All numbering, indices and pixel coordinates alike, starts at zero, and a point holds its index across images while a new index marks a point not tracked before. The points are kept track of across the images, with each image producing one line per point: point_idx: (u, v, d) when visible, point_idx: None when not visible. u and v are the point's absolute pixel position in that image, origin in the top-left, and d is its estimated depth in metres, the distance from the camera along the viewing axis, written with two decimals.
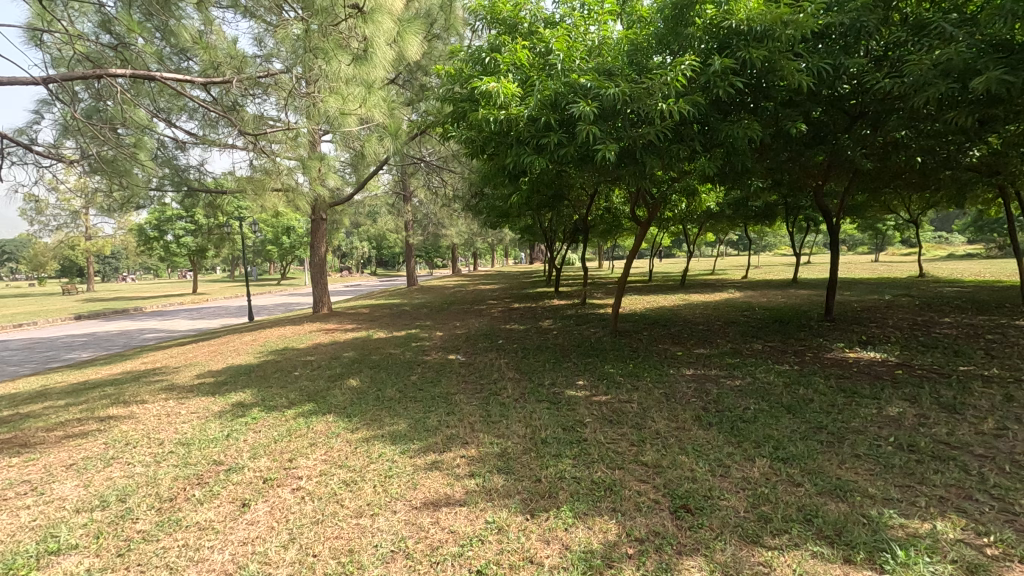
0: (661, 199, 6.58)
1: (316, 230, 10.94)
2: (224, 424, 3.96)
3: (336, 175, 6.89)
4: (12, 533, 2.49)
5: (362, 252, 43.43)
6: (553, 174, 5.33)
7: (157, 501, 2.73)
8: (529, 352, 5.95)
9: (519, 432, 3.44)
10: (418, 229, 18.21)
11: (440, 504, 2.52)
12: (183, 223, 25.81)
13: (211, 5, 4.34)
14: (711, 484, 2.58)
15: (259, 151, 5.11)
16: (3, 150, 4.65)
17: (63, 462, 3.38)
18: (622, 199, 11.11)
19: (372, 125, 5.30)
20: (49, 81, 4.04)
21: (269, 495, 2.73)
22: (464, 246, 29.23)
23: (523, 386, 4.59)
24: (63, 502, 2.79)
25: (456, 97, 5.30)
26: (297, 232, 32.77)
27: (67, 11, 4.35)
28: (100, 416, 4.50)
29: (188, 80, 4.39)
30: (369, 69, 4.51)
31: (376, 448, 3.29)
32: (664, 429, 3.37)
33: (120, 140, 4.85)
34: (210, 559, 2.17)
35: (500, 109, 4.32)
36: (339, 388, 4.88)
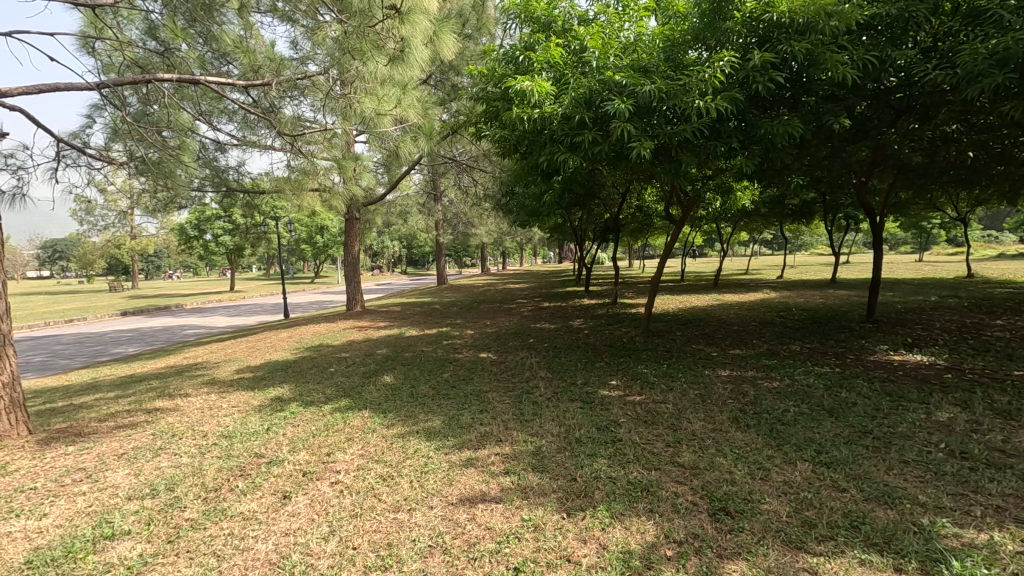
0: (695, 197, 6.46)
1: (350, 229, 11.15)
2: (264, 418, 4.07)
3: (370, 175, 6.98)
4: (69, 518, 2.61)
5: (392, 251, 43.95)
6: (586, 172, 5.30)
7: (203, 490, 2.82)
8: (560, 351, 5.93)
9: (553, 431, 3.43)
10: (448, 229, 18.39)
11: (475, 501, 2.54)
12: (221, 223, 26.57)
13: (251, 10, 4.45)
14: (752, 487, 2.52)
15: (296, 151, 5.23)
16: (59, 153, 4.89)
17: (115, 451, 3.53)
18: (654, 198, 10.97)
19: (406, 125, 5.35)
20: (101, 86, 4.22)
21: (309, 487, 2.80)
22: (494, 245, 29.35)
23: (556, 385, 4.57)
24: (116, 489, 2.91)
25: (489, 96, 5.31)
26: (330, 232, 33.49)
27: (116, 20, 4.54)
28: (148, 408, 4.68)
29: (230, 83, 4.54)
30: (404, 69, 4.57)
31: (411, 444, 3.34)
32: (700, 430, 3.32)
33: (165, 142, 5.03)
34: (255, 548, 2.23)
35: (535, 108, 4.32)
36: (374, 384, 4.96)
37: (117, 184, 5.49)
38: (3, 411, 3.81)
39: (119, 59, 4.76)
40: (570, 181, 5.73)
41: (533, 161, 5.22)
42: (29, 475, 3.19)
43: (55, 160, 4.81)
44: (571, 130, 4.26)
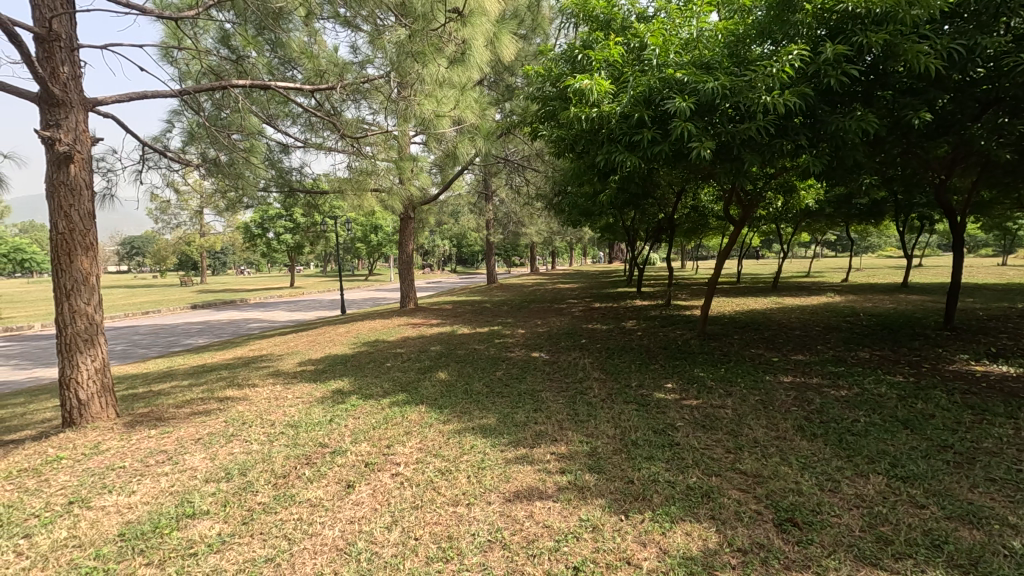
0: (755, 197, 6.23)
1: (405, 228, 11.41)
2: (327, 409, 4.23)
3: (426, 175, 7.12)
4: (155, 496, 2.81)
5: (442, 250, 44.71)
6: (644, 171, 5.23)
7: (274, 476, 2.97)
8: (613, 352, 5.87)
9: (609, 432, 3.41)
10: (499, 228, 18.53)
11: (532, 498, 2.55)
12: (283, 222, 27.78)
13: (316, 17, 4.62)
14: (820, 499, 2.42)
15: (357, 152, 5.41)
16: (142, 156, 5.26)
17: (193, 436, 3.77)
18: (711, 197, 10.68)
19: (463, 125, 5.43)
20: (182, 93, 4.51)
21: (371, 478, 2.90)
22: (544, 245, 29.35)
23: (610, 386, 4.53)
24: (194, 472, 3.11)
25: (546, 97, 5.32)
26: (384, 231, 34.40)
27: (193, 30, 4.84)
28: (219, 396, 4.96)
29: (297, 88, 4.75)
30: (463, 70, 4.64)
31: (468, 440, 3.38)
32: (763, 437, 3.21)
33: (235, 145, 5.30)
34: (323, 534, 2.33)
35: (593, 107, 4.32)
36: (429, 380, 5.07)
37: (193, 185, 5.85)
38: (95, 395, 4.13)
39: (196, 67, 5.07)
40: (627, 181, 5.67)
41: (589, 160, 5.20)
42: (118, 454, 3.45)
43: (140, 163, 5.18)
44: (629, 129, 4.21)
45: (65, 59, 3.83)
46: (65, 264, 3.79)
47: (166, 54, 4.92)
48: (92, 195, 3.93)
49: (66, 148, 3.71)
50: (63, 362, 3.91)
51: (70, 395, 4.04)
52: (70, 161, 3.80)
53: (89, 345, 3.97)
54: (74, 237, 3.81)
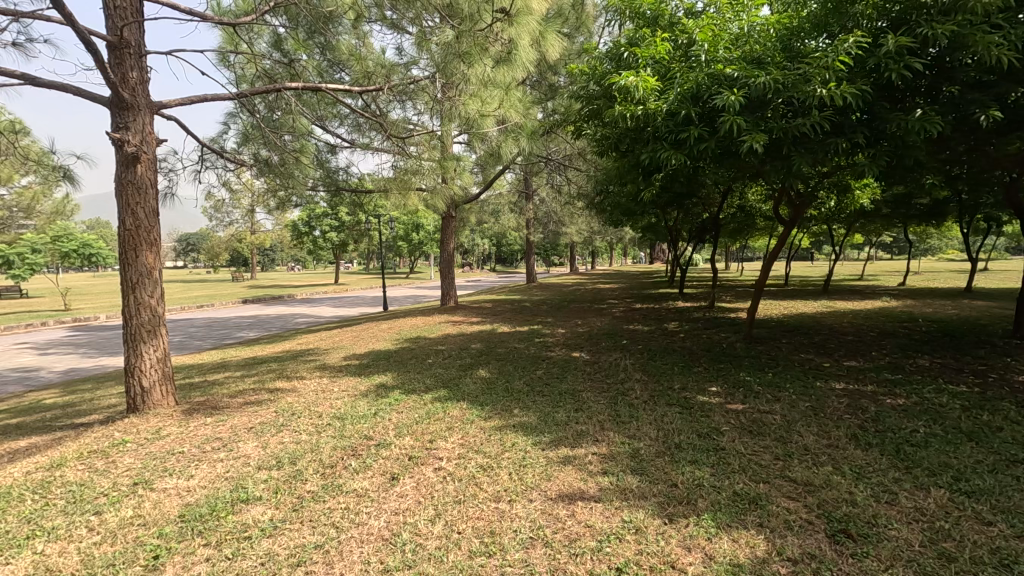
0: (807, 196, 6.01)
1: (447, 227, 11.55)
2: (371, 403, 4.34)
3: (469, 173, 7.19)
4: (212, 481, 2.95)
5: (482, 249, 45.07)
6: (690, 170, 5.12)
7: (322, 466, 3.07)
8: (655, 354, 5.77)
9: (651, 434, 3.36)
10: (539, 228, 18.53)
11: (574, 498, 2.55)
12: (329, 220, 28.55)
13: (364, 20, 4.74)
14: (876, 510, 2.32)
15: (402, 152, 5.51)
16: (201, 157, 5.53)
17: (245, 425, 3.93)
18: (759, 197, 10.35)
19: (507, 125, 5.46)
20: (238, 95, 4.71)
21: (415, 471, 2.95)
22: (584, 245, 29.14)
23: (652, 388, 4.46)
24: (248, 459, 3.24)
25: (591, 96, 5.28)
26: (425, 229, 34.92)
27: (249, 35, 5.03)
28: (270, 387, 5.16)
29: (346, 89, 4.88)
30: (509, 70, 4.66)
31: (509, 437, 3.41)
32: (814, 445, 3.10)
33: (286, 145, 5.50)
34: (369, 524, 2.39)
35: (638, 105, 4.27)
36: (470, 377, 5.13)
37: (245, 184, 6.08)
38: (157, 384, 4.35)
39: (251, 71, 5.27)
40: (672, 180, 5.58)
41: (633, 159, 5.13)
42: (178, 440, 3.63)
43: (198, 163, 5.44)
44: (676, 127, 4.14)
45: (134, 65, 4.06)
46: (131, 258, 4.01)
47: (223, 58, 5.14)
48: (156, 193, 4.14)
49: (134, 149, 3.92)
50: (129, 352, 4.14)
51: (134, 383, 4.28)
52: (137, 161, 4.01)
53: (152, 336, 4.18)
54: (139, 234, 4.04)
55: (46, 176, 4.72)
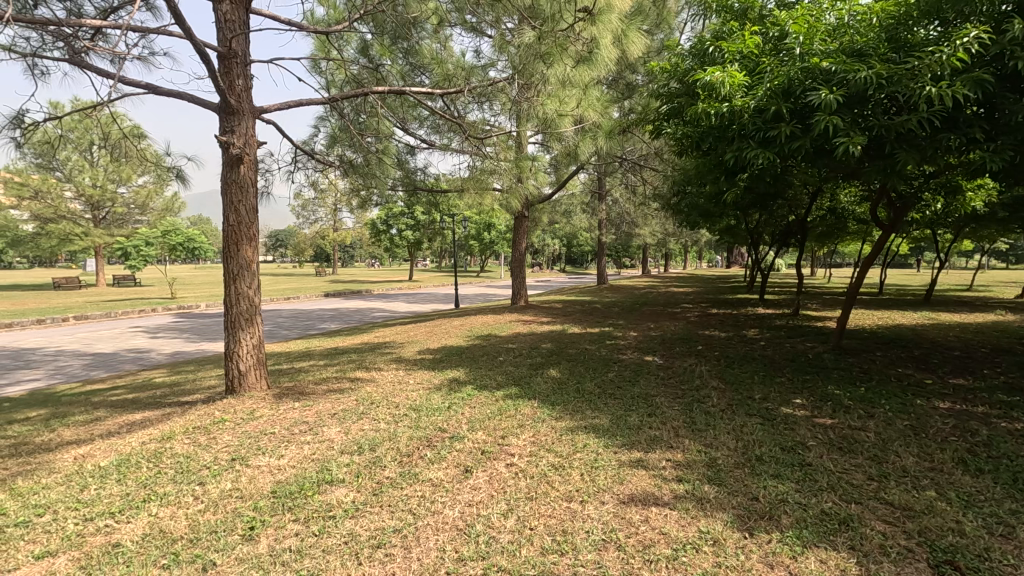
0: (909, 198, 5.53)
1: (519, 226, 11.64)
2: (445, 397, 4.46)
3: (543, 173, 7.22)
4: (300, 461, 3.15)
5: (553, 249, 45.06)
6: (777, 170, 4.87)
7: (399, 454, 3.20)
8: (733, 361, 5.54)
9: (729, 444, 3.23)
10: (612, 228, 18.27)
11: (647, 503, 2.50)
12: (406, 219, 29.58)
13: (446, 25, 4.87)
14: (989, 544, 2.11)
15: (479, 152, 5.62)
16: (294, 157, 5.91)
17: (329, 411, 4.16)
18: (853, 198, 9.64)
19: (584, 125, 5.44)
20: (329, 100, 4.99)
21: (487, 465, 3.01)
22: (658, 246, 28.43)
23: (730, 396, 4.29)
24: (331, 443, 3.42)
25: (671, 93, 5.15)
26: (497, 229, 35.38)
27: (339, 43, 5.32)
28: (351, 376, 5.43)
29: (428, 92, 5.04)
30: (590, 69, 4.63)
31: (581, 438, 3.39)
32: (914, 467, 2.87)
33: (370, 147, 5.76)
34: (444, 513, 2.46)
35: (724, 102, 4.13)
36: (541, 376, 5.16)
37: (332, 184, 6.44)
38: (252, 368, 4.69)
39: (340, 77, 5.56)
40: (756, 180, 5.33)
41: (716, 158, 4.96)
42: (269, 421, 3.90)
43: (292, 164, 5.83)
44: (764, 124, 3.95)
45: (240, 73, 4.40)
46: (233, 252, 4.35)
47: (316, 66, 5.46)
48: (255, 192, 4.47)
49: (237, 151, 4.24)
50: (229, 338, 4.50)
51: (233, 367, 4.63)
52: (240, 162, 4.34)
53: (248, 324, 4.52)
54: (241, 230, 4.37)
55: (162, 175, 5.21)
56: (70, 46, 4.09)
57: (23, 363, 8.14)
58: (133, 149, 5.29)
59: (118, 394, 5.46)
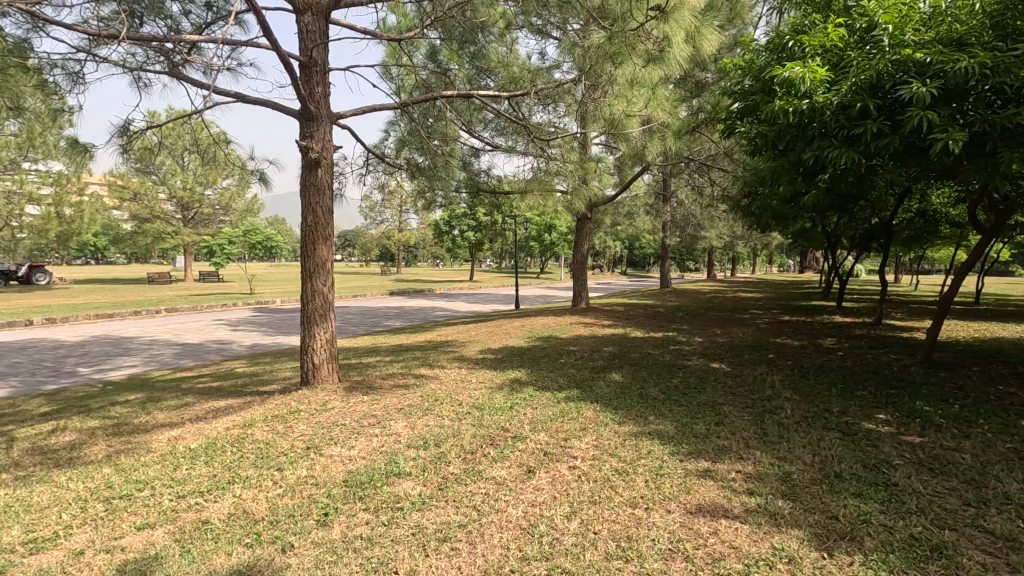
0: (1014, 199, 5.04)
1: (582, 227, 11.56)
2: (507, 396, 4.50)
3: (608, 174, 7.13)
4: (369, 453, 3.27)
5: (613, 251, 44.51)
6: (863, 169, 4.58)
7: (464, 451, 3.26)
8: (808, 371, 5.26)
9: (805, 459, 3.07)
10: (676, 230, 17.80)
11: (716, 514, 2.42)
12: (468, 220, 30.09)
13: (513, 27, 4.90)
14: None
15: (544, 154, 5.64)
16: (365, 161, 6.15)
17: (396, 405, 4.30)
18: (946, 199, 8.90)
19: (652, 125, 5.33)
20: (400, 105, 5.16)
21: (550, 466, 3.01)
22: (725, 249, 27.45)
23: (805, 408, 4.07)
24: (399, 437, 3.54)
25: (745, 91, 4.96)
26: (558, 230, 35.32)
27: (409, 49, 5.48)
28: (415, 373, 5.58)
29: (495, 94, 5.11)
30: (660, 68, 4.53)
31: (645, 444, 3.33)
32: (1018, 494, 2.62)
33: (437, 149, 5.91)
34: (508, 511, 2.48)
35: (804, 99, 3.95)
36: (603, 379, 5.09)
37: (400, 186, 6.66)
38: (324, 362, 4.91)
39: (410, 82, 5.73)
40: (837, 180, 5.03)
41: (793, 158, 4.73)
42: (340, 413, 4.07)
43: (364, 167, 6.08)
44: (849, 121, 3.72)
45: (319, 81, 4.62)
46: (310, 251, 4.59)
47: (387, 72, 5.65)
48: (331, 194, 4.68)
49: (316, 155, 4.47)
50: (305, 332, 4.75)
51: (308, 359, 4.88)
52: (318, 165, 4.57)
53: (322, 319, 4.74)
54: (318, 230, 4.61)
55: (247, 178, 5.55)
56: (170, 60, 4.43)
57: (123, 351, 8.92)
58: (221, 154, 5.68)
59: (205, 382, 5.89)
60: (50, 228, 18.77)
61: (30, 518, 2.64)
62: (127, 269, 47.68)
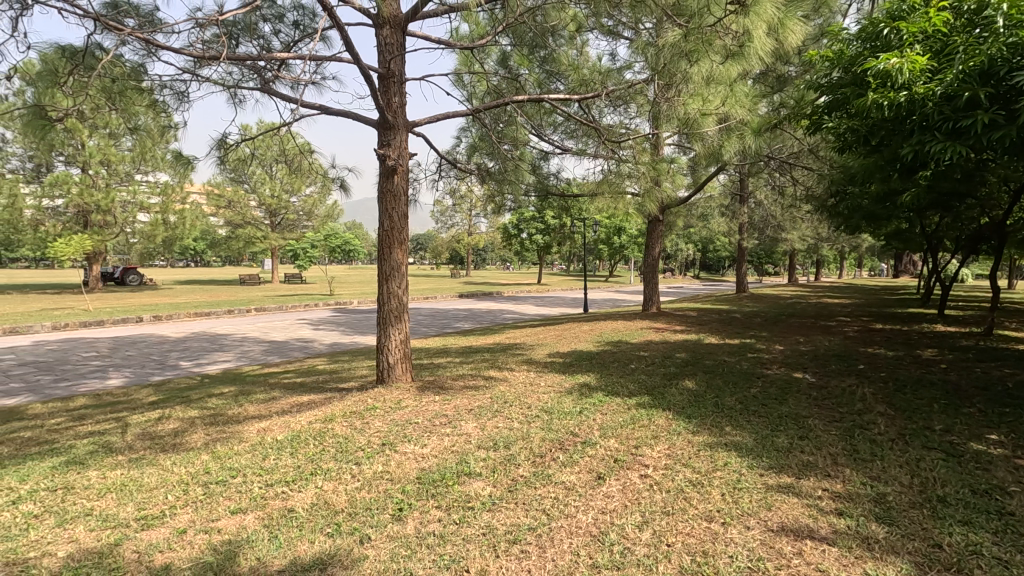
0: None
1: (653, 230, 11.28)
2: (577, 401, 4.47)
3: (681, 175, 6.92)
4: (441, 452, 3.35)
5: (686, 254, 43.13)
6: (971, 164, 4.17)
7: (533, 453, 3.27)
8: (905, 385, 4.85)
9: (902, 480, 2.84)
10: (755, 232, 16.99)
11: (801, 534, 2.28)
12: (536, 223, 30.19)
13: (583, 30, 4.88)
14: None
15: (615, 156, 5.56)
16: (439, 166, 6.33)
17: (467, 406, 4.37)
18: None
19: (729, 123, 5.12)
20: (473, 111, 5.27)
21: (621, 474, 2.95)
22: (808, 253, 25.89)
23: (902, 425, 3.75)
24: (469, 437, 3.60)
25: (834, 84, 4.66)
26: (628, 233, 34.70)
27: (481, 57, 5.59)
28: (485, 375, 5.67)
29: (566, 97, 5.10)
30: (739, 64, 4.35)
31: (721, 455, 3.20)
32: None
33: (508, 154, 5.98)
34: (578, 517, 2.46)
35: (901, 91, 3.66)
36: (676, 386, 4.94)
37: (472, 191, 6.79)
38: (398, 361, 5.09)
39: (481, 89, 5.84)
40: (940, 177, 4.61)
41: (889, 153, 4.38)
42: (413, 412, 4.20)
43: (437, 172, 6.25)
44: (956, 113, 3.41)
45: (397, 91, 4.81)
46: (387, 254, 4.78)
47: (460, 79, 5.78)
48: (407, 200, 4.85)
49: (392, 162, 4.64)
50: (381, 332, 4.94)
51: (383, 358, 5.07)
52: (395, 173, 4.75)
53: (397, 320, 4.91)
54: (394, 234, 4.78)
55: (328, 184, 5.85)
56: (262, 77, 4.76)
57: (219, 347, 9.65)
58: (305, 163, 6.03)
59: (290, 378, 6.26)
60: (157, 234, 20.56)
61: (140, 497, 2.91)
62: (222, 272, 51.55)
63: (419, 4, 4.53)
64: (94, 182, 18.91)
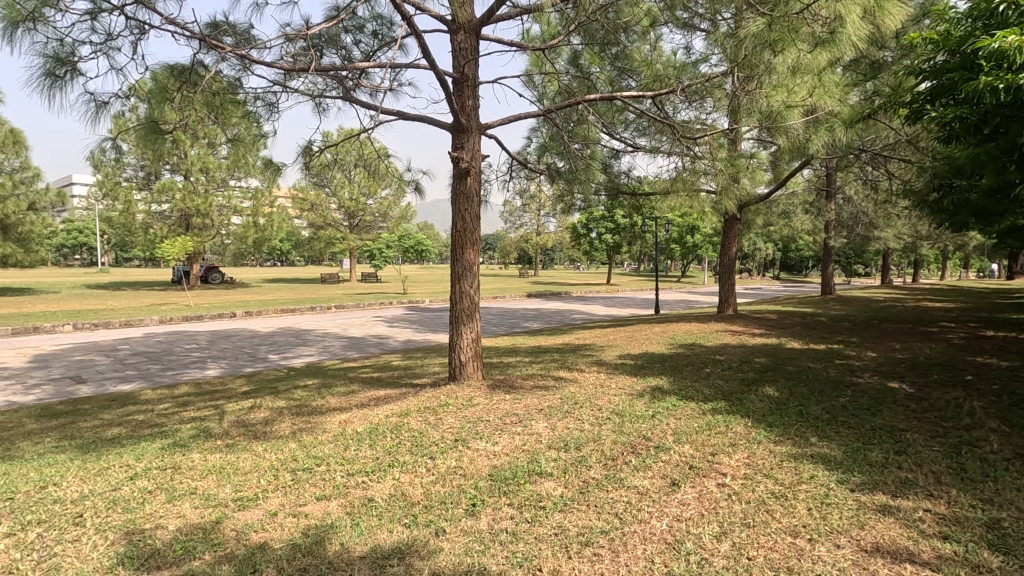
0: None
1: (730, 229, 10.80)
2: (649, 404, 4.37)
3: (762, 171, 6.60)
4: (512, 450, 3.39)
5: (765, 253, 40.99)
6: None
7: (605, 456, 3.23)
8: (1022, 399, 4.37)
9: (1020, 504, 2.56)
10: (843, 230, 15.87)
11: (899, 557, 2.12)
12: (606, 223, 29.77)
13: (658, 25, 4.77)
14: None
15: (690, 152, 5.38)
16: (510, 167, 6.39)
17: (537, 406, 4.38)
18: None
19: (816, 114, 4.82)
20: (544, 111, 5.28)
21: (697, 481, 2.86)
22: (904, 252, 23.86)
23: (1019, 444, 3.38)
24: (540, 437, 3.62)
25: (938, 69, 4.28)
26: (702, 232, 33.47)
27: (552, 57, 5.59)
28: (554, 375, 5.67)
29: (639, 94, 5.00)
30: (828, 52, 4.10)
31: (807, 467, 3.02)
32: None
33: (579, 153, 5.94)
34: (652, 523, 2.41)
35: (1020, 73, 3.31)
36: (756, 393, 4.71)
37: (542, 191, 6.81)
38: (470, 360, 5.18)
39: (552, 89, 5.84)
40: None
41: (1005, 143, 3.97)
42: (484, 410, 4.27)
43: (508, 173, 6.32)
44: None
45: (470, 94, 4.89)
46: (459, 254, 4.90)
47: (530, 80, 5.80)
48: (479, 201, 4.93)
49: (466, 164, 4.74)
50: (454, 330, 5.06)
51: (455, 356, 5.19)
52: (468, 174, 4.84)
53: (469, 319, 5.01)
54: (466, 234, 4.90)
55: (404, 186, 6.05)
56: (343, 85, 4.99)
57: (303, 341, 10.24)
58: (383, 166, 6.27)
59: (367, 373, 6.55)
60: (249, 235, 22.08)
61: (237, 479, 3.15)
62: (305, 271, 54.71)
63: (492, 7, 4.59)
64: (195, 188, 20.65)
